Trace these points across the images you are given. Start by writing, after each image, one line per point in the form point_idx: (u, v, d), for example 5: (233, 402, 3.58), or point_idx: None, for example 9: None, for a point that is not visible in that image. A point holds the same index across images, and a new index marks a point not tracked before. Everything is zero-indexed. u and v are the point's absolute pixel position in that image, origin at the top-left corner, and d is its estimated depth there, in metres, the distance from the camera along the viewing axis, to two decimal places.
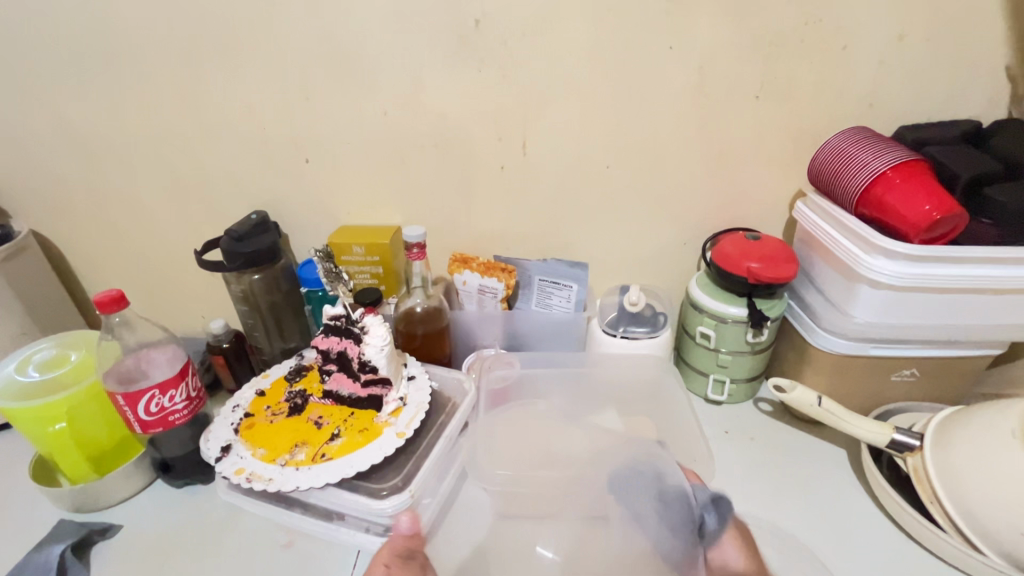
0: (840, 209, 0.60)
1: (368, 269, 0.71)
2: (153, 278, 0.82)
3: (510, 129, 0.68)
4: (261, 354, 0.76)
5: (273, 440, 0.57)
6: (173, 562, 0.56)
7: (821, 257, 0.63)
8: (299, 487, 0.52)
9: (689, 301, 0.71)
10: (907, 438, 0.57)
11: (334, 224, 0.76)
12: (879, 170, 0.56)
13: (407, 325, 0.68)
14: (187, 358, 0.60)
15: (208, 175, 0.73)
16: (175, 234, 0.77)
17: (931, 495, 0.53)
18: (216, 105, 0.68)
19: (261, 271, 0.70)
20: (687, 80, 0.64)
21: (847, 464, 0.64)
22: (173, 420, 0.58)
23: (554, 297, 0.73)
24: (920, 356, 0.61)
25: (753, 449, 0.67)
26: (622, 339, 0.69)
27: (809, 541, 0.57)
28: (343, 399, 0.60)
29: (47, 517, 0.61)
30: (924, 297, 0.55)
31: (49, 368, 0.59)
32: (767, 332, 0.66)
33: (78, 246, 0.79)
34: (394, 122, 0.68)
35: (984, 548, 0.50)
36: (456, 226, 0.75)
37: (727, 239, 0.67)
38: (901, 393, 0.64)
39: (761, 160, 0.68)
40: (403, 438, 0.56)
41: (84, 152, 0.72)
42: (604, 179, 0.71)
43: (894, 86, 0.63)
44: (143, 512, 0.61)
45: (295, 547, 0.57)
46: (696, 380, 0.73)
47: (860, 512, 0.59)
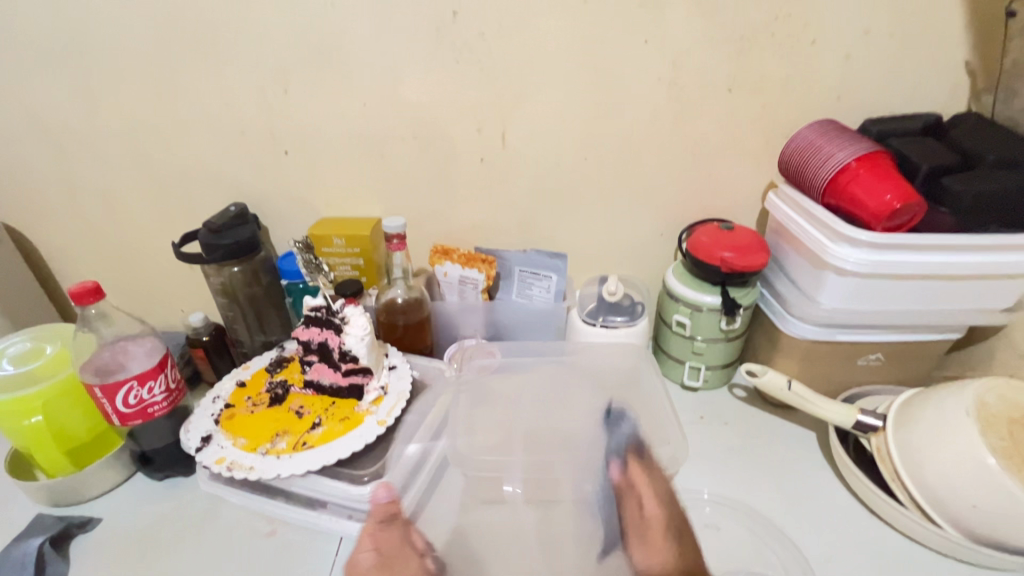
0: (809, 200, 0.62)
1: (348, 261, 0.71)
2: (130, 271, 0.81)
3: (490, 121, 0.68)
4: (242, 346, 0.76)
5: (254, 430, 0.57)
6: (155, 553, 0.56)
7: (791, 246, 0.65)
8: (280, 475, 0.53)
9: (666, 290, 0.72)
10: (871, 419, 0.59)
11: (314, 215, 0.76)
12: (844, 161, 0.58)
13: (388, 316, 0.69)
14: (165, 350, 0.60)
15: (185, 167, 0.72)
16: (152, 226, 0.77)
17: (893, 473, 0.56)
18: (192, 96, 0.67)
19: (240, 263, 0.70)
20: (662, 73, 0.65)
21: (817, 446, 0.67)
22: (153, 412, 0.58)
23: (534, 287, 0.74)
24: (884, 341, 0.63)
25: (727, 433, 0.69)
26: (602, 328, 0.71)
27: (778, 519, 0.59)
28: (324, 389, 0.61)
29: (25, 512, 0.60)
30: (887, 284, 0.58)
31: (24, 361, 0.59)
32: (740, 319, 0.68)
33: (52, 240, 0.78)
34: (373, 114, 0.68)
35: (939, 520, 0.53)
36: (437, 218, 0.76)
37: (702, 229, 0.69)
38: (867, 377, 0.67)
39: (735, 152, 0.70)
40: (384, 426, 0.57)
41: (55, 143, 0.70)
42: (582, 170, 0.72)
43: (861, 80, 0.65)
44: (124, 505, 0.61)
45: (278, 536, 0.57)
46: (673, 367, 0.75)
47: (828, 491, 0.62)
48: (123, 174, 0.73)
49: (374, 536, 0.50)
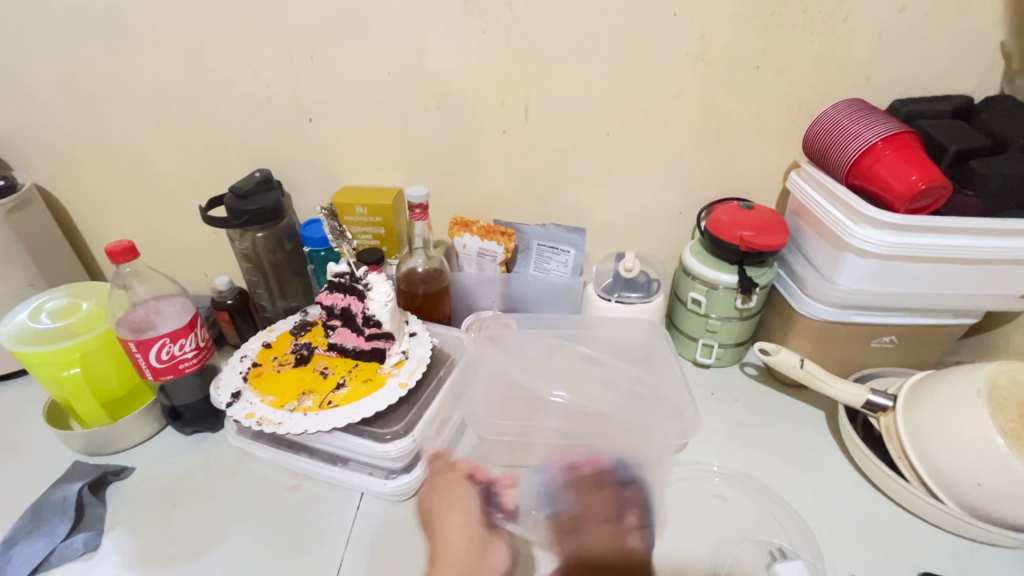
0: (833, 180, 0.62)
1: (370, 230, 0.73)
2: (156, 235, 0.83)
3: (513, 94, 0.68)
4: (264, 311, 0.78)
5: (282, 388, 0.59)
6: (186, 502, 0.59)
7: (812, 227, 0.65)
8: (307, 430, 0.55)
9: (682, 268, 0.73)
10: (882, 399, 0.60)
11: (337, 184, 0.77)
12: (870, 142, 0.58)
13: (409, 285, 0.71)
14: (195, 310, 0.62)
15: (214, 133, 0.73)
16: (179, 190, 0.78)
17: (900, 451, 0.57)
18: (220, 62, 0.68)
19: (264, 229, 0.71)
20: (689, 48, 0.64)
21: (826, 424, 0.68)
22: (183, 368, 0.61)
23: (552, 262, 0.74)
24: (899, 324, 0.64)
25: (737, 409, 0.71)
26: (617, 304, 0.72)
27: (783, 492, 0.60)
28: (348, 352, 0.63)
29: (63, 460, 0.64)
30: (907, 267, 0.58)
31: (61, 316, 0.61)
32: (755, 298, 0.69)
33: (83, 202, 0.80)
34: (399, 84, 0.68)
35: (942, 497, 0.54)
36: (458, 190, 0.76)
37: (722, 208, 0.69)
38: (879, 359, 0.67)
39: (758, 132, 0.70)
40: (406, 388, 0.59)
41: (87, 104, 0.72)
42: (604, 146, 0.72)
43: (893, 59, 0.64)
44: (156, 457, 0.64)
45: (303, 490, 0.60)
46: (686, 344, 0.76)
47: (835, 468, 0.63)
48: (152, 137, 0.74)
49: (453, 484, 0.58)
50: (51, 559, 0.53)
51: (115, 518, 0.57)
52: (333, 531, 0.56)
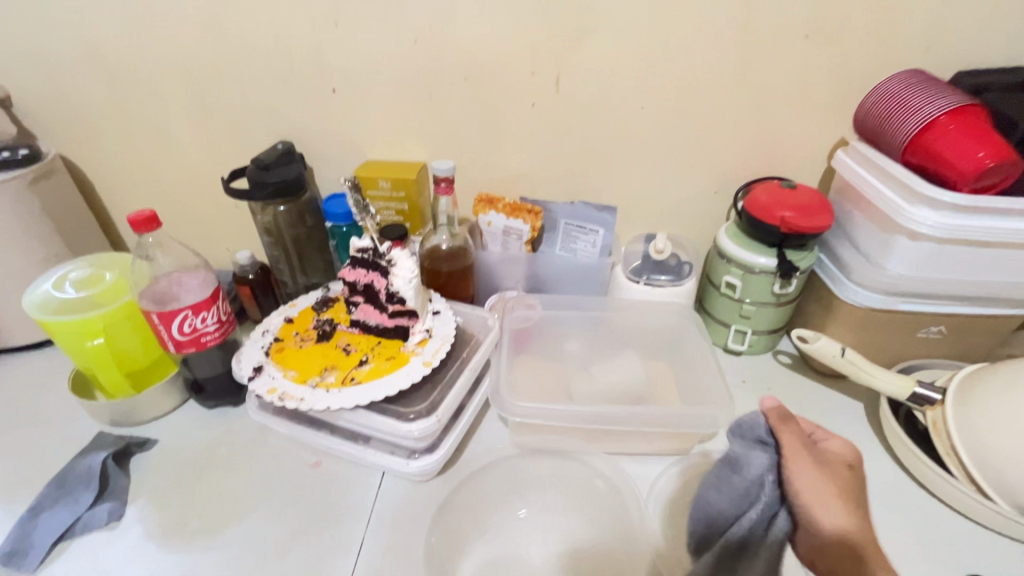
0: (885, 157, 0.58)
1: (393, 206, 0.71)
2: (178, 208, 0.82)
3: (545, 64, 0.65)
4: (286, 287, 0.77)
5: (304, 363, 0.58)
6: (208, 476, 0.59)
7: (860, 209, 0.62)
8: (329, 407, 0.54)
9: (716, 250, 0.70)
10: (928, 391, 0.57)
11: (359, 158, 0.75)
12: (931, 116, 0.54)
13: (432, 263, 0.69)
14: (217, 283, 0.61)
15: (236, 103, 0.71)
16: (200, 162, 0.77)
17: (948, 447, 0.54)
18: (242, 27, 0.66)
19: (287, 203, 0.70)
20: (736, 14, 0.60)
21: (864, 416, 0.65)
22: (205, 341, 0.60)
23: (579, 241, 0.71)
24: (951, 314, 0.60)
25: (770, 399, 0.68)
26: (645, 286, 0.69)
27: None
28: (370, 329, 0.61)
29: (88, 430, 0.64)
30: (962, 251, 0.55)
31: (85, 286, 0.60)
32: (794, 283, 0.65)
33: (106, 173, 0.79)
34: (425, 52, 0.66)
35: (993, 495, 0.51)
36: (484, 166, 0.74)
37: (762, 187, 0.65)
38: (925, 350, 0.64)
39: (803, 106, 0.66)
40: (430, 367, 0.57)
41: (110, 72, 0.70)
42: (638, 120, 0.68)
43: (954, 27, 0.60)
44: (178, 429, 0.64)
45: (323, 467, 0.59)
46: (717, 330, 0.74)
47: (875, 461, 0.60)
48: (174, 107, 0.72)
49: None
50: (75, 528, 0.53)
51: (139, 489, 0.57)
52: (354, 510, 0.55)
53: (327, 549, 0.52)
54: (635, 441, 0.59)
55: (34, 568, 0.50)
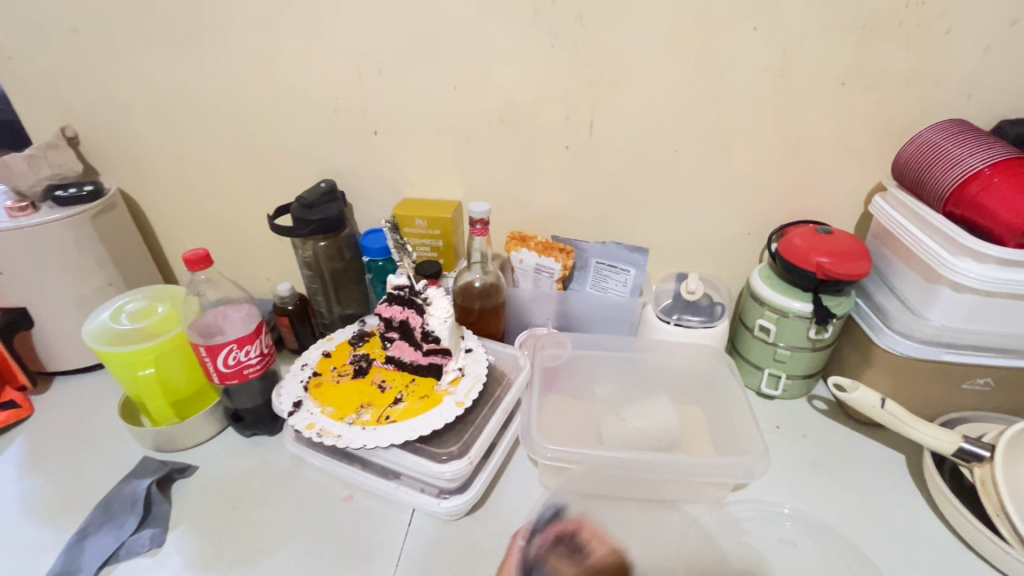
0: (927, 207, 0.58)
1: (428, 242, 0.73)
2: (223, 240, 0.85)
3: (580, 109, 0.67)
4: (322, 318, 0.80)
5: (341, 400, 0.60)
6: (244, 506, 0.60)
7: (901, 256, 0.61)
8: (365, 445, 0.55)
9: (749, 292, 0.70)
10: (976, 447, 0.54)
11: (397, 195, 0.78)
12: (975, 168, 0.53)
13: (465, 299, 0.70)
14: (260, 317, 0.64)
15: (284, 143, 0.75)
16: (247, 197, 0.81)
17: (998, 508, 0.52)
18: (294, 75, 0.70)
19: (327, 238, 0.73)
20: (769, 63, 0.61)
21: (906, 469, 0.63)
22: (247, 373, 0.62)
23: (610, 280, 0.73)
24: (999, 366, 0.58)
25: (805, 447, 0.66)
26: (677, 326, 0.69)
27: (859, 543, 0.56)
28: (405, 365, 0.63)
29: (133, 454, 0.66)
30: (1010, 304, 0.53)
31: (139, 317, 0.64)
32: (831, 328, 0.64)
33: (159, 206, 0.83)
34: (464, 98, 0.68)
35: None
36: (518, 205, 0.75)
37: (796, 231, 0.65)
38: (971, 403, 0.61)
39: (839, 151, 0.66)
40: (463, 407, 0.58)
41: (171, 114, 0.75)
42: (670, 162, 0.69)
43: (997, 76, 0.60)
44: (217, 457, 0.66)
45: (355, 501, 0.60)
46: (749, 373, 0.72)
47: (917, 519, 0.58)
48: (226, 146, 0.77)
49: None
50: (119, 553, 0.55)
51: (178, 515, 0.59)
52: (384, 547, 0.56)
53: None
54: (665, 487, 0.58)
55: None
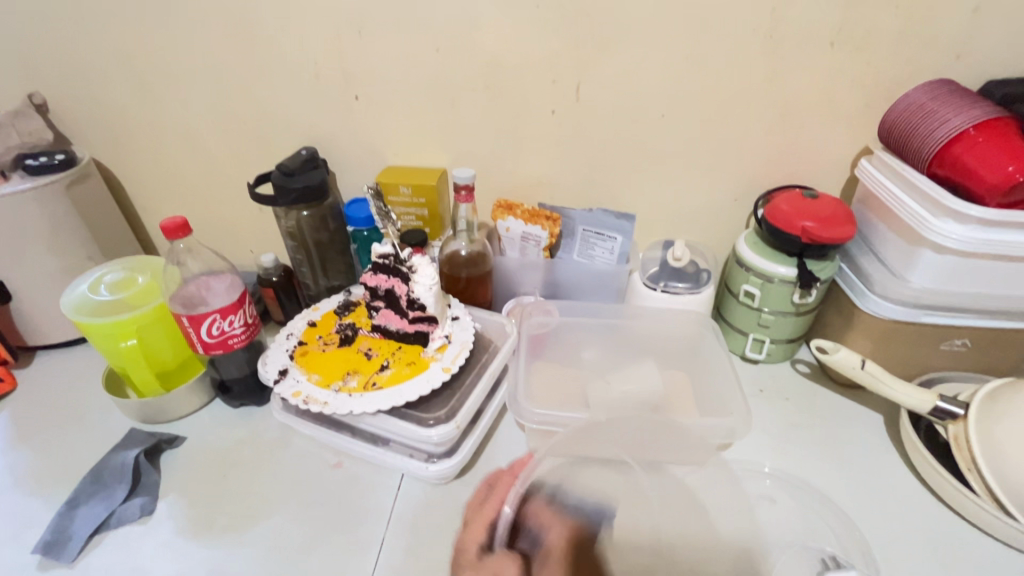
0: (911, 169, 0.58)
1: (413, 210, 0.72)
2: (204, 211, 0.84)
3: (566, 72, 0.66)
4: (307, 289, 0.79)
5: (327, 368, 0.60)
6: (234, 475, 0.60)
7: (885, 220, 0.61)
8: (352, 411, 0.55)
9: (735, 258, 0.70)
10: (951, 406, 0.56)
11: (381, 163, 0.76)
12: (960, 129, 0.53)
13: (451, 268, 0.70)
14: (244, 287, 0.63)
15: (262, 109, 0.73)
16: (226, 167, 0.79)
17: (969, 463, 0.53)
18: (270, 37, 0.67)
19: (310, 208, 0.72)
20: (759, 22, 0.60)
21: (884, 428, 0.65)
22: (232, 343, 0.62)
23: (597, 248, 0.72)
24: (976, 326, 0.59)
25: (787, 409, 0.68)
26: (662, 293, 0.69)
27: (835, 497, 0.58)
28: (391, 333, 0.63)
29: (120, 426, 0.66)
30: (989, 265, 0.54)
31: (119, 288, 0.63)
32: (814, 293, 0.65)
33: (136, 177, 0.81)
34: (447, 61, 0.67)
35: (1015, 513, 0.50)
36: (504, 172, 0.74)
37: (782, 197, 0.65)
38: (949, 363, 0.62)
39: (827, 115, 0.65)
40: (449, 373, 0.58)
41: (143, 80, 0.72)
42: (657, 127, 0.68)
43: (986, 36, 0.59)
44: (206, 428, 0.66)
45: (345, 468, 0.61)
46: (734, 338, 0.73)
47: (892, 475, 0.60)
48: (202, 113, 0.74)
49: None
50: (110, 521, 0.56)
51: (168, 485, 0.59)
52: (374, 511, 0.56)
53: (348, 549, 0.53)
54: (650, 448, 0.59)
55: (72, 558, 0.53)
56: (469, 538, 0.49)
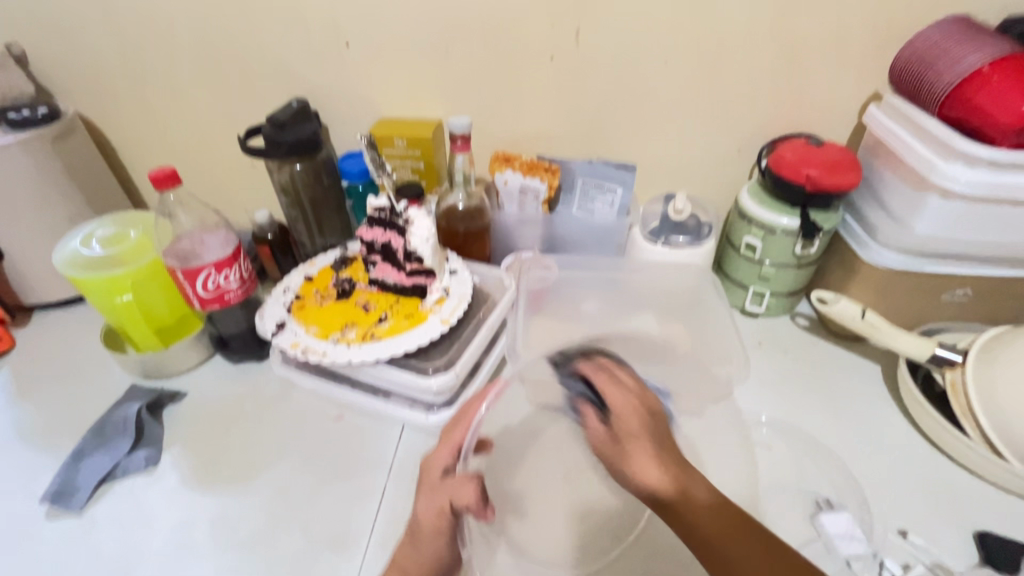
0: (921, 113, 0.56)
1: (409, 163, 0.70)
2: (196, 167, 0.82)
3: (565, 15, 0.63)
4: (303, 247, 0.78)
5: (325, 321, 0.59)
6: (236, 428, 0.61)
7: (892, 167, 0.60)
8: (351, 361, 0.55)
9: (737, 210, 0.69)
10: (949, 353, 0.56)
11: (375, 115, 0.74)
12: (974, 67, 0.51)
13: (449, 222, 0.69)
14: (238, 242, 0.62)
15: (250, 58, 0.70)
16: (216, 121, 0.76)
17: (965, 408, 0.54)
18: None
19: (303, 161, 0.70)
20: None
21: (882, 378, 0.65)
22: (228, 298, 0.61)
23: (597, 201, 0.71)
24: (978, 275, 0.58)
25: (785, 361, 0.68)
26: (663, 247, 0.68)
27: (831, 444, 0.58)
28: (389, 287, 0.62)
29: (122, 382, 0.67)
30: (996, 210, 0.53)
31: (111, 243, 0.62)
32: (817, 244, 0.64)
33: (124, 132, 0.79)
34: (441, 3, 0.63)
35: (1006, 455, 0.51)
36: (502, 124, 0.72)
37: (787, 145, 0.63)
38: (949, 313, 0.62)
39: (836, 59, 0.63)
40: (448, 325, 0.58)
41: (124, 28, 0.69)
42: (660, 73, 0.66)
43: None
44: (207, 383, 0.66)
45: (346, 421, 0.61)
46: (734, 292, 0.73)
47: (888, 422, 0.60)
48: (187, 63, 0.71)
49: (441, 500, 0.47)
50: (116, 472, 0.56)
51: (172, 437, 0.60)
52: (375, 460, 0.57)
53: (350, 496, 0.54)
54: None
55: (80, 507, 0.54)
56: (435, 459, 0.48)
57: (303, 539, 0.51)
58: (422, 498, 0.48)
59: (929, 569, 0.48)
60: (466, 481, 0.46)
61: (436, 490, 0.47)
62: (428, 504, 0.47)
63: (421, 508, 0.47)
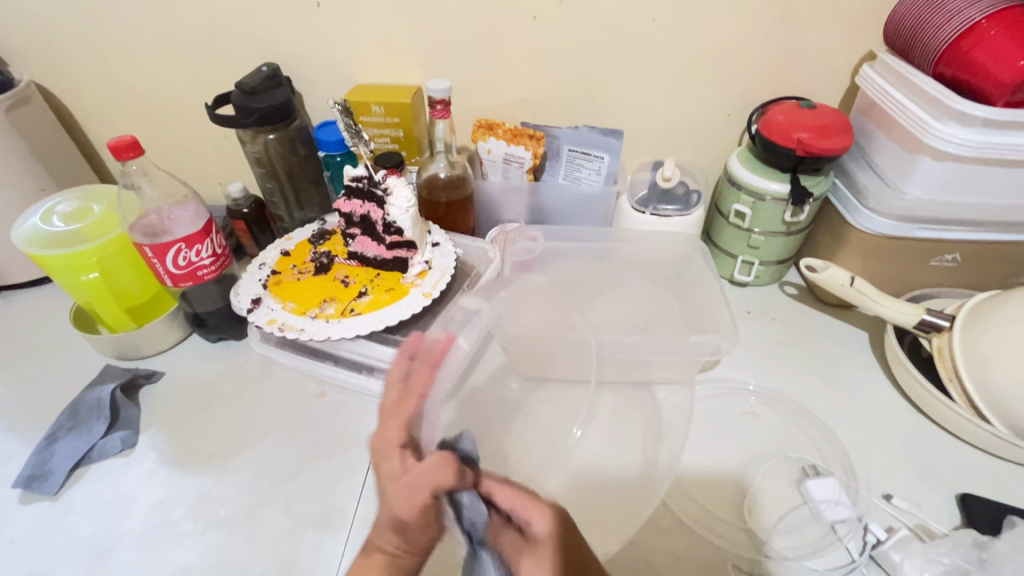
0: (916, 71, 0.54)
1: (388, 132, 0.67)
2: (165, 139, 0.78)
3: None
4: (281, 221, 0.75)
5: (303, 296, 0.58)
6: (215, 408, 0.59)
7: (884, 130, 0.58)
8: (329, 337, 0.53)
9: (727, 177, 0.67)
10: (937, 319, 0.56)
11: (351, 82, 0.70)
12: (972, 21, 0.49)
13: (430, 192, 0.66)
14: (209, 216, 0.59)
15: (213, 20, 0.66)
16: (182, 88, 0.72)
17: (951, 373, 0.54)
18: None
19: (276, 131, 0.66)
20: None
21: (868, 344, 0.65)
22: (202, 275, 0.59)
23: (583, 169, 0.68)
24: (967, 240, 0.58)
25: (773, 328, 0.67)
26: (651, 216, 0.67)
27: (818, 411, 0.58)
28: (369, 261, 0.60)
29: (96, 362, 0.65)
30: (988, 171, 0.52)
31: (74, 219, 0.59)
32: (806, 211, 0.63)
33: (85, 102, 0.75)
34: None
35: (989, 417, 0.51)
36: (484, 88, 0.69)
37: (779, 108, 0.61)
38: (937, 278, 0.62)
39: (831, 16, 0.60)
40: (430, 298, 0.56)
41: None
42: (648, 34, 0.63)
43: None
44: (185, 362, 0.64)
45: (328, 397, 0.60)
46: (723, 261, 0.72)
47: (873, 387, 0.60)
48: (148, 27, 0.67)
49: (420, 493, 0.36)
50: (91, 455, 0.55)
51: (149, 418, 0.59)
52: (360, 436, 0.56)
53: (334, 472, 0.53)
54: (636, 368, 0.58)
55: (55, 491, 0.52)
56: (386, 438, 0.40)
57: (286, 516, 0.50)
58: (395, 500, 0.37)
59: (913, 531, 0.48)
60: (444, 462, 0.37)
61: (408, 485, 0.37)
62: (406, 502, 0.36)
63: (398, 512, 0.36)
